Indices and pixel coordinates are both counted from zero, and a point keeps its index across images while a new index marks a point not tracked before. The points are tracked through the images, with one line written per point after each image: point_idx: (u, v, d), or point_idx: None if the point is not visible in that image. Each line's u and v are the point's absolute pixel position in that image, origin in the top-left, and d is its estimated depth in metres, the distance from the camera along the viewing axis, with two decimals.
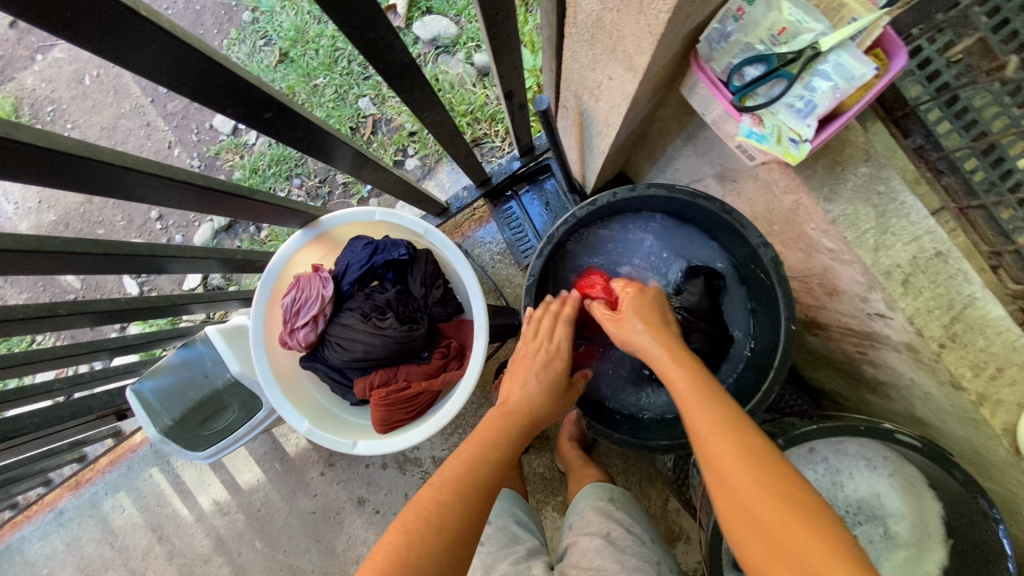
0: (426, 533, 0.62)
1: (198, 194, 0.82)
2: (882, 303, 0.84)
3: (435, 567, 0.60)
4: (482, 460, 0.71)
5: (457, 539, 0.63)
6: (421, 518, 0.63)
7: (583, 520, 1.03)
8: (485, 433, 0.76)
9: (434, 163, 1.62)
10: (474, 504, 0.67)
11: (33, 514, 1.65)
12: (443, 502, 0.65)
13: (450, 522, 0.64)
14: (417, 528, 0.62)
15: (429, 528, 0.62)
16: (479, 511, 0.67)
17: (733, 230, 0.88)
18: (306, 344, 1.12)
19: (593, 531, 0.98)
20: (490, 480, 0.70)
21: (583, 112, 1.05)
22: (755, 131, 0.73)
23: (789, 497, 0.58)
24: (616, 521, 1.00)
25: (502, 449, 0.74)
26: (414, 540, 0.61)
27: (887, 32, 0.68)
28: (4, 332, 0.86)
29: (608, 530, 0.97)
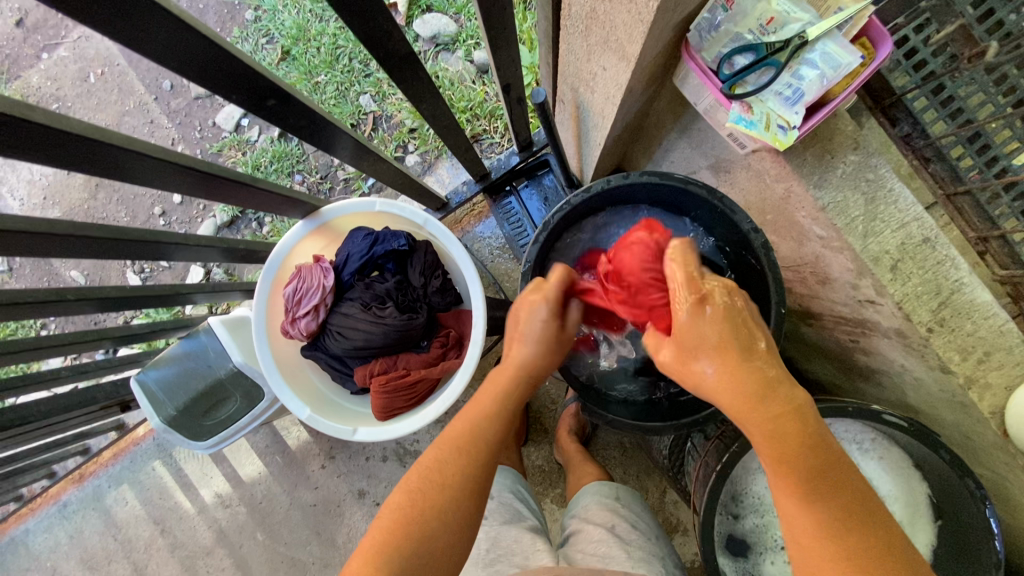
0: (428, 490, 0.66)
1: (205, 181, 0.84)
2: (872, 290, 0.86)
3: (439, 521, 0.64)
4: (483, 419, 0.73)
5: (460, 494, 0.66)
6: (423, 478, 0.67)
7: (588, 511, 1.05)
8: (489, 393, 0.77)
9: (434, 159, 1.64)
10: (476, 460, 0.69)
11: (36, 507, 1.67)
12: (443, 461, 0.68)
13: (453, 479, 0.67)
14: (418, 488, 0.66)
15: (431, 486, 0.66)
16: (484, 466, 0.70)
17: (725, 217, 0.89)
18: (307, 333, 1.14)
19: (599, 521, 1.00)
20: (493, 436, 0.72)
21: (580, 105, 1.07)
22: (744, 118, 0.75)
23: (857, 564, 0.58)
24: (623, 517, 1.02)
25: (503, 406, 0.75)
26: (416, 498, 0.65)
27: (874, 22, 0.70)
28: (13, 314, 0.88)
29: (614, 524, 0.99)
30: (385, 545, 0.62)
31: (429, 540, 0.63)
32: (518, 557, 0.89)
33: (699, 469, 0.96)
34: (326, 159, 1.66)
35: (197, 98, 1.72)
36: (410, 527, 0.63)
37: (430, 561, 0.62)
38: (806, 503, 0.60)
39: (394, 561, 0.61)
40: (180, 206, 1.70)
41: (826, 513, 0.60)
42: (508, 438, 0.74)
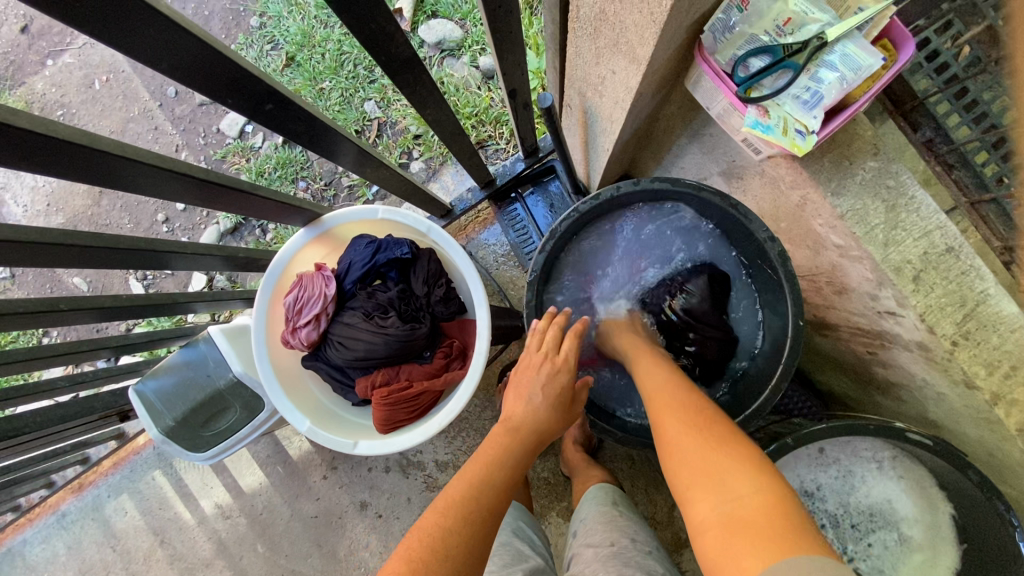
0: (428, 559, 0.58)
1: (200, 189, 0.82)
2: (892, 300, 0.83)
3: None
4: (484, 487, 0.68)
5: (461, 565, 0.59)
6: (424, 546, 0.59)
7: (586, 534, 1.00)
8: (487, 454, 0.74)
9: (439, 165, 1.62)
10: (479, 531, 0.63)
11: (35, 517, 1.65)
12: (447, 528, 0.62)
13: (455, 549, 0.60)
14: (420, 556, 0.58)
15: (429, 553, 0.58)
16: (484, 536, 0.64)
17: (740, 225, 0.86)
18: (308, 343, 1.11)
19: (598, 541, 0.95)
20: (494, 499, 0.68)
21: (587, 110, 1.05)
22: (760, 122, 0.72)
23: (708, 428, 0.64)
24: (621, 531, 0.98)
25: (506, 472, 0.72)
26: (416, 568, 0.57)
27: (895, 22, 0.68)
28: (4, 325, 0.85)
29: (613, 541, 0.94)
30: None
31: None
32: None
33: None
34: (330, 165, 1.64)
35: (202, 105, 1.71)
36: None
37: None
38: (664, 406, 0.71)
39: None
40: (183, 213, 1.68)
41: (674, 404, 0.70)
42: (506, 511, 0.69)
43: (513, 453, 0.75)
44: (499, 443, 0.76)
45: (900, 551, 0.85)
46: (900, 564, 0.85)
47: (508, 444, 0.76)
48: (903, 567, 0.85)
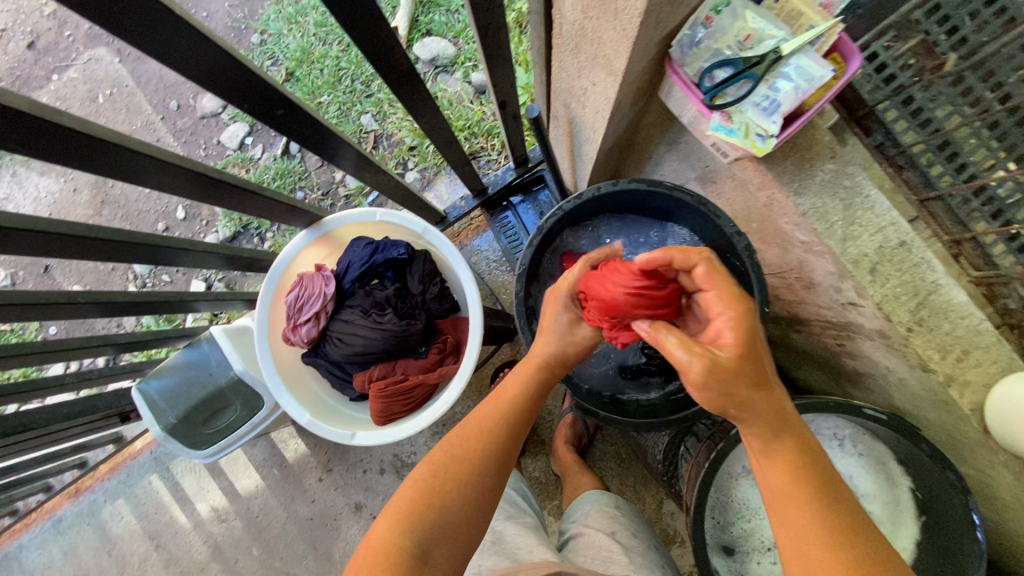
0: (452, 464, 0.69)
1: (212, 188, 0.89)
2: (852, 292, 0.90)
3: (459, 495, 0.67)
4: (507, 411, 0.75)
5: (481, 469, 0.69)
6: (447, 452, 0.70)
7: (588, 517, 1.06)
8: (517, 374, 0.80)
9: (433, 175, 1.69)
10: (503, 441, 0.72)
11: (31, 522, 1.66)
12: (468, 438, 0.72)
13: (478, 458, 0.70)
14: (443, 460, 0.69)
15: (454, 461, 0.69)
16: (508, 446, 0.73)
17: (710, 223, 0.93)
18: (309, 340, 1.16)
19: (600, 527, 1.01)
20: (519, 416, 0.75)
21: (572, 120, 1.12)
22: (724, 126, 0.80)
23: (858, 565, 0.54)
24: (623, 524, 1.02)
25: (525, 394, 0.77)
26: (439, 468, 0.69)
27: (843, 38, 0.76)
28: (22, 315, 0.91)
29: (614, 529, 1.00)
30: (407, 515, 0.65)
31: (447, 510, 0.66)
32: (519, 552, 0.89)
33: (691, 469, 0.97)
34: (327, 175, 1.71)
35: (204, 117, 1.78)
36: (430, 498, 0.66)
37: (450, 533, 0.65)
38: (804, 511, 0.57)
39: (416, 531, 0.63)
40: (183, 222, 1.74)
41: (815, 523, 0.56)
42: (531, 424, 0.77)
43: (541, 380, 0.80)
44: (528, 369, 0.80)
45: None
46: None
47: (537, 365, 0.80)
48: None
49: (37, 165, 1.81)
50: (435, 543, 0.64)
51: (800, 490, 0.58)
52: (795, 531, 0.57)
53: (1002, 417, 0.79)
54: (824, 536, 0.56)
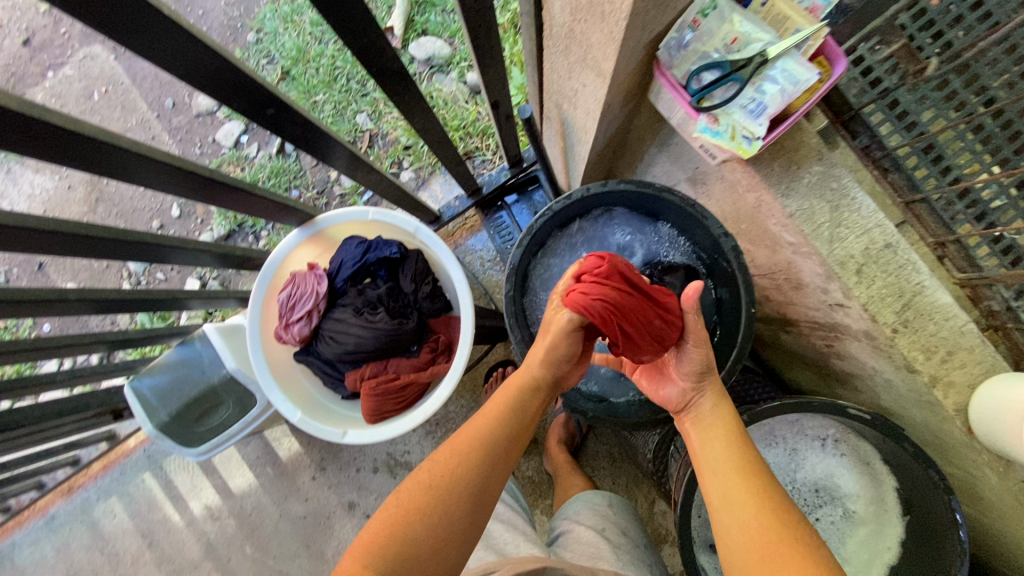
0: (420, 493, 0.68)
1: (204, 186, 0.89)
2: (839, 293, 0.90)
3: (428, 527, 0.66)
4: (486, 438, 0.73)
5: (453, 499, 0.68)
6: (416, 481, 0.69)
7: (579, 514, 1.06)
8: (502, 398, 0.78)
9: (428, 174, 1.70)
10: (478, 470, 0.70)
11: (24, 520, 1.66)
12: (440, 467, 0.70)
13: (450, 489, 0.68)
14: (412, 490, 0.68)
15: (422, 490, 0.68)
16: (486, 477, 0.71)
17: (699, 225, 0.93)
18: (301, 339, 1.17)
19: (589, 523, 1.01)
20: (498, 441, 0.73)
21: (564, 121, 1.13)
22: (710, 128, 0.81)
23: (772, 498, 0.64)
24: (613, 521, 1.03)
25: (510, 418, 0.76)
26: (406, 498, 0.68)
27: (829, 42, 0.76)
28: (13, 312, 0.91)
29: (604, 525, 1.01)
30: (371, 548, 0.64)
31: (415, 543, 0.65)
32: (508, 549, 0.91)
33: (679, 468, 0.97)
34: (323, 174, 1.71)
35: (199, 116, 1.78)
36: (397, 529, 0.65)
37: (418, 567, 0.64)
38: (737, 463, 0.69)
39: (380, 565, 0.63)
40: (178, 220, 1.74)
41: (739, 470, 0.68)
42: (514, 451, 0.74)
43: (525, 402, 0.78)
44: (513, 392, 0.78)
45: (846, 524, 0.93)
46: (848, 537, 0.92)
47: (522, 387, 0.79)
48: (851, 540, 0.92)
49: (32, 162, 1.81)
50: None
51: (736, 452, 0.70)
52: (724, 480, 0.68)
53: (986, 417, 0.80)
54: (752, 480, 0.66)
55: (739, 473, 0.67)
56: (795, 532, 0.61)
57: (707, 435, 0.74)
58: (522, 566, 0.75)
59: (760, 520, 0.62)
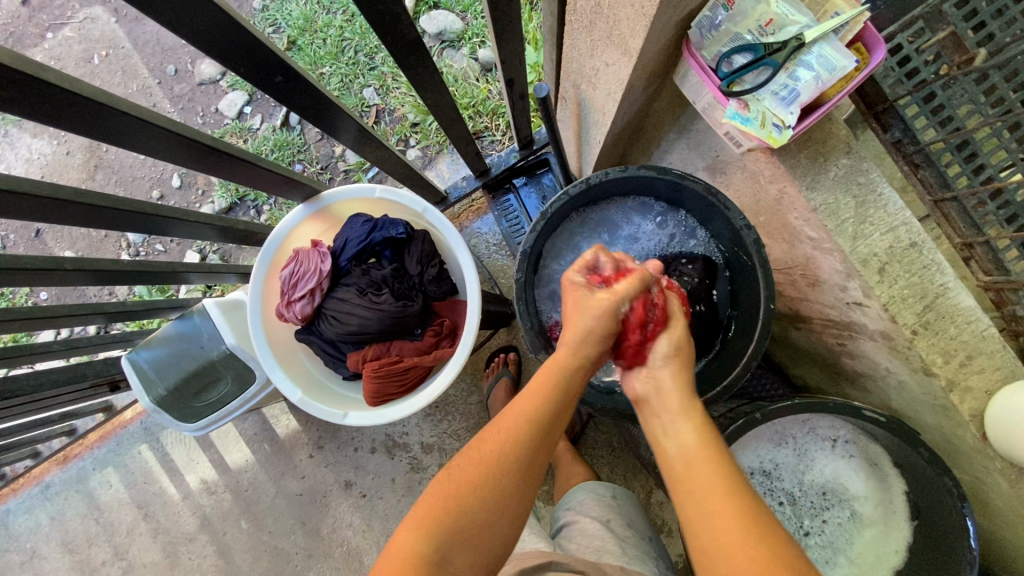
0: (471, 466, 0.65)
1: (206, 155, 0.86)
2: (859, 292, 0.88)
3: (484, 503, 0.63)
4: (536, 410, 0.68)
5: (510, 472, 0.65)
6: (471, 453, 0.66)
7: (583, 505, 1.05)
8: (546, 371, 0.70)
9: (435, 153, 1.66)
10: (530, 440, 0.66)
11: (19, 487, 1.66)
12: (496, 436, 0.66)
13: (505, 467, 0.64)
14: (467, 460, 0.65)
15: (478, 462, 0.65)
16: (537, 446, 0.66)
17: (720, 215, 0.87)
18: (302, 317, 1.14)
19: (594, 515, 1.00)
20: (552, 415, 0.68)
21: (581, 102, 1.09)
22: (740, 114, 0.77)
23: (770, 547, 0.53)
24: (618, 514, 1.02)
25: (559, 392, 0.70)
26: (461, 468, 0.65)
27: (869, 28, 0.73)
28: (7, 280, 0.88)
29: (608, 518, 1.00)
30: (425, 524, 0.62)
31: (471, 518, 0.62)
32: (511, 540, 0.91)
33: None
34: (327, 149, 1.67)
35: (201, 84, 1.73)
36: (453, 506, 0.63)
37: (475, 545, 0.62)
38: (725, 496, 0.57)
39: (433, 541, 0.61)
40: (179, 190, 1.70)
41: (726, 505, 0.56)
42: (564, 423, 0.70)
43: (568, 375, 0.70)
44: (557, 366, 0.70)
45: (853, 525, 0.91)
46: (855, 539, 0.91)
47: (570, 361, 0.71)
48: (858, 541, 0.91)
49: (29, 126, 1.76)
50: (455, 551, 0.61)
51: (720, 482, 0.58)
52: (707, 517, 0.56)
53: (1001, 424, 0.78)
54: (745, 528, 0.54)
55: (721, 498, 0.56)
56: None
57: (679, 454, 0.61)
58: (527, 564, 0.81)
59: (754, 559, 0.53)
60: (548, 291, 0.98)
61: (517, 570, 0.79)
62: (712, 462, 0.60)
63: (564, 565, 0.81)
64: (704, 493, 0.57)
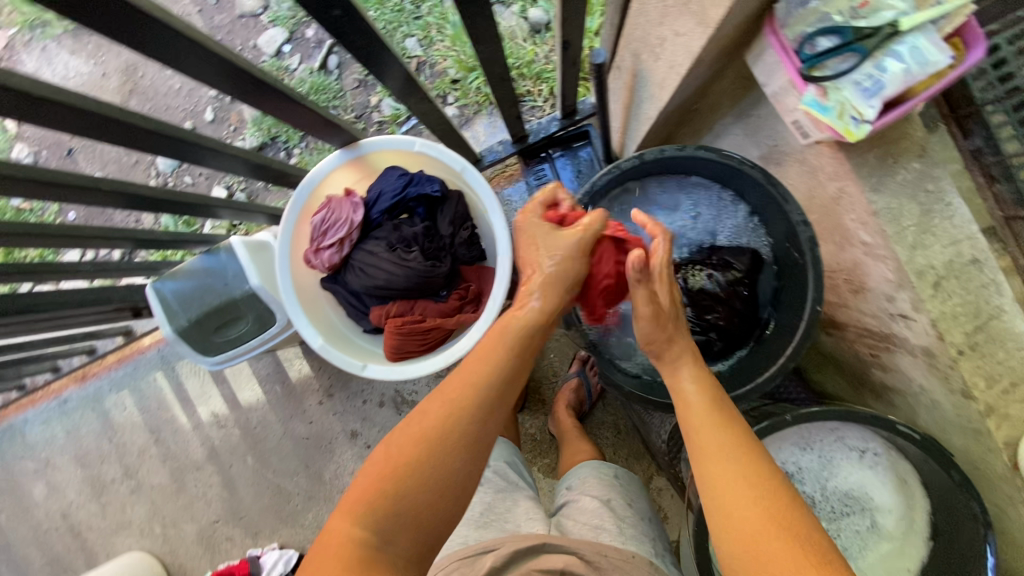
0: (412, 444, 0.65)
1: (252, 88, 0.84)
2: (907, 304, 0.84)
3: (422, 483, 0.63)
4: (482, 380, 0.70)
5: (446, 449, 0.65)
6: (405, 432, 0.66)
7: (585, 483, 1.05)
8: (496, 334, 0.76)
9: (472, 114, 1.62)
10: (474, 414, 0.67)
11: (39, 398, 1.71)
12: (428, 411, 0.67)
13: (443, 441, 0.65)
14: (398, 439, 0.66)
15: (414, 439, 0.65)
16: (484, 417, 0.68)
17: (776, 207, 0.82)
18: (330, 266, 1.13)
19: (596, 494, 1.00)
20: (495, 385, 0.70)
21: (637, 74, 1.04)
22: (818, 102, 0.72)
23: (776, 500, 0.60)
24: (618, 492, 1.02)
25: (501, 366, 0.72)
26: (395, 448, 0.65)
27: (970, 21, 0.67)
28: (46, 194, 0.88)
29: (609, 496, 1.00)
30: (361, 505, 0.62)
31: (409, 497, 0.62)
32: (510, 522, 0.93)
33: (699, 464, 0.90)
34: (363, 98, 1.63)
35: (242, 17, 1.68)
36: (391, 484, 0.63)
37: (415, 520, 0.62)
38: (729, 461, 0.64)
39: (370, 522, 0.61)
40: (211, 124, 1.68)
41: (731, 465, 0.64)
42: (510, 395, 0.71)
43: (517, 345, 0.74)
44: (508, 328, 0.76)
45: (871, 537, 0.89)
46: (869, 549, 0.89)
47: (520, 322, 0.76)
48: (873, 553, 0.89)
49: (68, 43, 1.73)
50: (395, 533, 0.61)
51: (731, 448, 0.65)
52: (716, 479, 0.64)
53: None
54: (751, 485, 0.62)
55: (731, 459, 0.64)
56: (799, 531, 0.58)
57: (694, 418, 0.69)
58: (521, 544, 0.83)
59: (750, 509, 0.60)
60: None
61: (513, 550, 0.81)
62: (720, 428, 0.67)
63: (557, 547, 0.83)
64: (711, 458, 0.65)
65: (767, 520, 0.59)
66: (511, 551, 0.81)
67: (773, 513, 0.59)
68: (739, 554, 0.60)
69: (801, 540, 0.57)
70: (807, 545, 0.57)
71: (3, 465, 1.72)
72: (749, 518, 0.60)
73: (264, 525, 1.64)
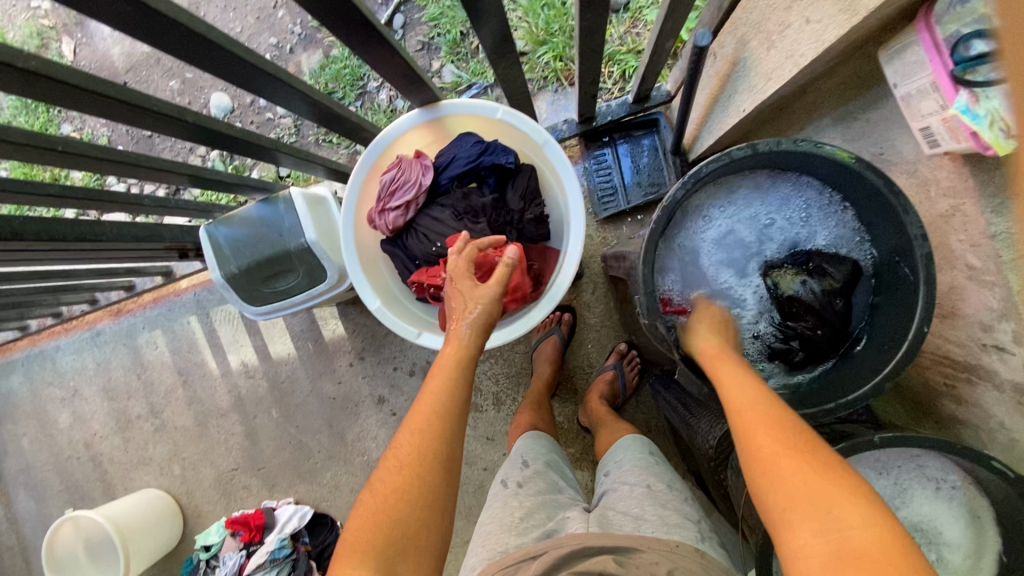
0: (396, 473, 0.67)
1: (357, 31, 0.81)
2: (1007, 336, 0.79)
3: (410, 504, 0.65)
4: (444, 395, 0.73)
5: (422, 468, 0.67)
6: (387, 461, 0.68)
7: (621, 472, 1.03)
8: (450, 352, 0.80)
9: (537, 89, 1.56)
10: (443, 424, 0.71)
11: (72, 327, 1.72)
12: (399, 442, 0.70)
13: (419, 466, 0.67)
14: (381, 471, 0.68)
15: (397, 466, 0.67)
16: (447, 428, 0.71)
17: (892, 217, 0.76)
18: (392, 228, 1.10)
19: (635, 480, 0.97)
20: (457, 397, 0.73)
21: (739, 62, 0.99)
22: (969, 108, 0.68)
23: (795, 437, 0.62)
24: (658, 475, 0.98)
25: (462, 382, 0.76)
26: (381, 482, 0.67)
27: None
28: (131, 117, 0.86)
29: (650, 481, 0.96)
30: (362, 541, 0.62)
31: (400, 522, 0.64)
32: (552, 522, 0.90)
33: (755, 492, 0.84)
34: (426, 62, 1.59)
35: None
36: (386, 508, 0.64)
37: (411, 538, 0.63)
38: (749, 410, 0.67)
39: (374, 547, 0.61)
40: None
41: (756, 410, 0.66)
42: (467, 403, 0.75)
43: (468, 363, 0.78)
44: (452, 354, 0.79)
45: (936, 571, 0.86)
46: None
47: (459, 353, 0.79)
48: None
49: None
50: (396, 555, 0.62)
51: (752, 401, 0.68)
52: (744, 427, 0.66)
53: None
54: (773, 426, 0.64)
55: (754, 407, 0.67)
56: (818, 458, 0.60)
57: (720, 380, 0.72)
58: (564, 548, 0.79)
59: (773, 445, 0.62)
60: (669, 256, 0.88)
61: (556, 556, 0.78)
62: (736, 384, 0.70)
63: (594, 549, 0.79)
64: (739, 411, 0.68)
65: (789, 454, 0.61)
66: (554, 555, 0.78)
67: (791, 446, 0.61)
68: (772, 491, 0.60)
69: (821, 464, 0.59)
70: (828, 469, 0.58)
71: (33, 388, 1.74)
72: (776, 458, 0.61)
73: (281, 478, 1.65)
